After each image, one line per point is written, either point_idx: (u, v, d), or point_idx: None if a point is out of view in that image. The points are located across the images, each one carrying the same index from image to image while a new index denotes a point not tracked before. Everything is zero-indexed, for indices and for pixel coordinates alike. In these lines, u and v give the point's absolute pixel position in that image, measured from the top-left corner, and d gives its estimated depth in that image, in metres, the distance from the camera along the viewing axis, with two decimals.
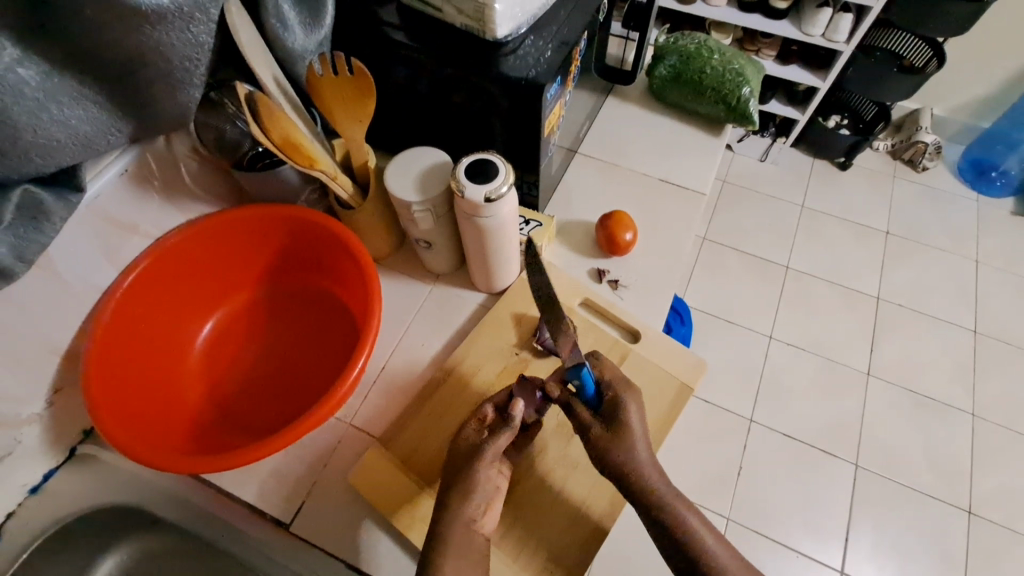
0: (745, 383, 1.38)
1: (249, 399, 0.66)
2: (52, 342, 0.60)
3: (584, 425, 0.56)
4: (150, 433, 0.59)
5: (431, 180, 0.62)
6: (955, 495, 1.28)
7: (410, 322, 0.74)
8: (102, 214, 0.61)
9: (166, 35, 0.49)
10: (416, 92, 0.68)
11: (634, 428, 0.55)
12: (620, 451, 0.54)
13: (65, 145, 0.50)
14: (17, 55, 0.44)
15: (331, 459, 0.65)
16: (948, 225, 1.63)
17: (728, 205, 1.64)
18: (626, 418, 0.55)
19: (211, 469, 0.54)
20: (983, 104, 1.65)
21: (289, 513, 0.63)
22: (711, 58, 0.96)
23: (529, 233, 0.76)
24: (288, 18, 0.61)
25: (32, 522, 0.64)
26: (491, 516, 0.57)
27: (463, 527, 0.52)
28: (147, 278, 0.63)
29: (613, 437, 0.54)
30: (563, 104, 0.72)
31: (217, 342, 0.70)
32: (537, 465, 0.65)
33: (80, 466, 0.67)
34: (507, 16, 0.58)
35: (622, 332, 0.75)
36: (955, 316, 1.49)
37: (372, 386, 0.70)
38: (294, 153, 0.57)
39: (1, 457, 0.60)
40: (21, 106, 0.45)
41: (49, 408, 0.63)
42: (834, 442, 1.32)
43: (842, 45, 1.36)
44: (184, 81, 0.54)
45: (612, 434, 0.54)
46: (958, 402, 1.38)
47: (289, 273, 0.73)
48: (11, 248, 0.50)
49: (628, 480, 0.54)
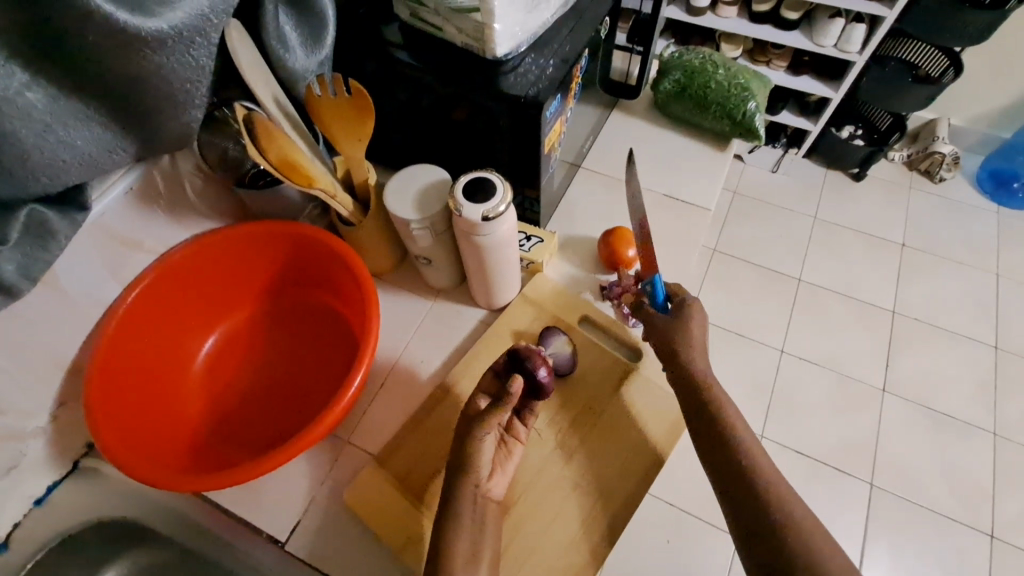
0: (755, 398, 1.36)
1: (249, 414, 0.66)
2: (57, 356, 0.61)
3: (647, 322, 0.64)
4: (150, 447, 0.60)
5: (433, 197, 0.62)
6: (975, 518, 1.24)
7: (410, 338, 0.74)
8: (107, 231, 0.62)
9: (167, 58, 0.50)
10: (418, 112, 0.69)
11: (692, 329, 0.60)
12: (686, 358, 0.59)
13: (70, 164, 0.51)
14: (25, 79, 0.45)
15: (329, 477, 0.65)
16: (967, 238, 1.59)
17: (738, 216, 1.62)
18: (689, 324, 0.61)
19: (209, 486, 0.54)
20: (1003, 114, 1.62)
21: (285, 530, 0.63)
22: (715, 73, 0.94)
23: (530, 249, 0.76)
24: (289, 39, 0.61)
25: (35, 534, 0.65)
26: (500, 480, 0.61)
27: (469, 518, 0.55)
28: (151, 293, 0.63)
29: (676, 329, 0.61)
30: (564, 120, 0.72)
31: (219, 356, 0.71)
32: (535, 488, 0.64)
33: (84, 478, 0.67)
34: (507, 35, 0.59)
35: (626, 349, 0.73)
36: (975, 331, 1.45)
37: (371, 402, 0.69)
38: (292, 173, 0.57)
39: (7, 470, 0.61)
40: (29, 128, 0.46)
41: (53, 422, 0.63)
42: (849, 460, 1.29)
43: (855, 56, 1.34)
44: (186, 102, 0.55)
45: (671, 330, 0.61)
46: (978, 420, 1.34)
47: (291, 287, 0.73)
48: (19, 267, 0.52)
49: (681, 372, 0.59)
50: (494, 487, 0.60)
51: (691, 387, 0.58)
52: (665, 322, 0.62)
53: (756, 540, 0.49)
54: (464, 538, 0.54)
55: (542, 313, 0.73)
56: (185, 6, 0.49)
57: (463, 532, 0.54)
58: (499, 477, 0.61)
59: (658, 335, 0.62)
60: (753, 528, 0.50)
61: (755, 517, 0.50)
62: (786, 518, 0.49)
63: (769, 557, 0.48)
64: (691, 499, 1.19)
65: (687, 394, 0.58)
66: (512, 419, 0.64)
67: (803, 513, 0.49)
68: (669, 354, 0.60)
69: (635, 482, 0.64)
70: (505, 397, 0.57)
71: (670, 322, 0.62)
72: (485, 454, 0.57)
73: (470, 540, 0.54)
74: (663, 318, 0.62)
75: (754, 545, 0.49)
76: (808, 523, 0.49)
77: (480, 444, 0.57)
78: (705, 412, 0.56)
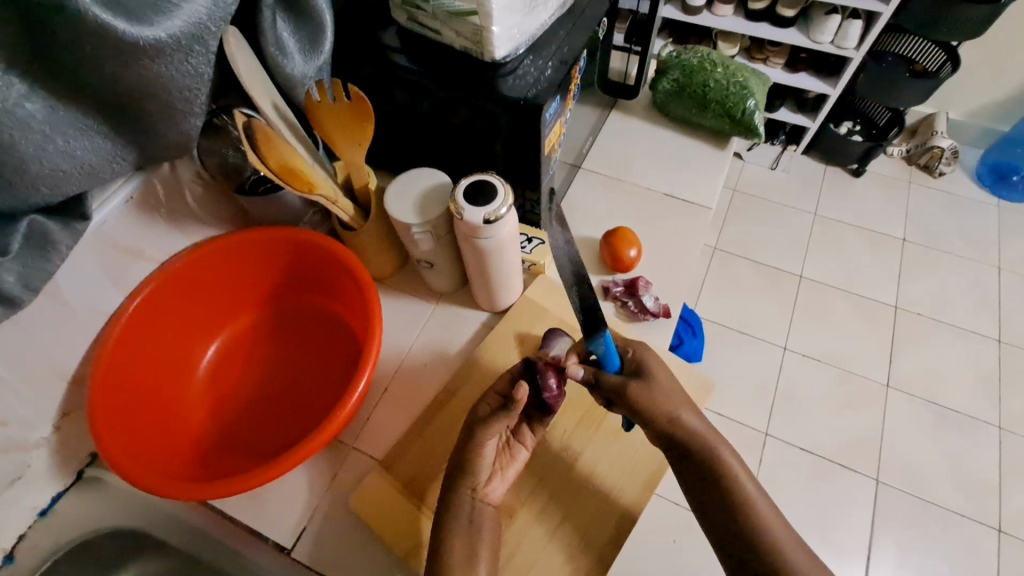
0: (759, 396, 1.36)
1: (253, 422, 0.66)
2: (59, 367, 0.61)
3: (613, 393, 0.57)
4: (154, 457, 0.60)
5: (432, 201, 0.62)
6: (983, 513, 1.23)
7: (413, 344, 0.74)
8: (109, 240, 0.62)
9: (166, 67, 0.50)
10: (417, 116, 0.68)
11: (663, 381, 0.57)
12: (667, 422, 0.55)
13: (70, 174, 0.51)
14: (24, 91, 0.45)
15: (333, 482, 0.65)
16: (968, 232, 1.59)
17: (739, 214, 1.62)
18: (657, 380, 0.57)
19: (213, 495, 0.53)
20: (1001, 107, 1.62)
21: (292, 538, 0.62)
22: (714, 72, 0.95)
23: (532, 251, 0.77)
24: (287, 45, 0.61)
25: (41, 546, 0.65)
26: (501, 483, 0.60)
27: (466, 519, 0.55)
28: (152, 302, 0.63)
29: (647, 390, 0.55)
30: (563, 121, 0.72)
31: (222, 364, 0.70)
32: (539, 493, 0.64)
33: (89, 489, 0.67)
34: (505, 38, 0.59)
35: None
36: (977, 325, 1.45)
37: (375, 408, 0.69)
38: (294, 179, 0.57)
39: (11, 482, 0.60)
40: (27, 140, 0.46)
41: (57, 432, 0.63)
42: (854, 457, 1.29)
43: (852, 52, 1.34)
44: (185, 111, 0.55)
45: (645, 399, 0.55)
46: (983, 415, 1.33)
47: (293, 294, 0.73)
48: (20, 278, 0.51)
49: (666, 428, 0.55)
50: (493, 491, 0.59)
51: (682, 443, 0.55)
52: (634, 390, 0.55)
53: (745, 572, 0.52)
54: (458, 535, 0.55)
55: (544, 316, 0.73)
56: (184, 15, 0.48)
57: (457, 533, 0.55)
58: (499, 479, 0.60)
59: (632, 408, 0.56)
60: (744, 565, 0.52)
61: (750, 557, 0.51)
62: (778, 552, 0.51)
63: None
64: None
65: (675, 442, 0.56)
66: (520, 424, 0.64)
67: (792, 545, 0.51)
68: (649, 420, 0.55)
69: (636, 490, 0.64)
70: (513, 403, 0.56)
71: (640, 388, 0.55)
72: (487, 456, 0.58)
73: (465, 541, 0.55)
74: (631, 384, 0.56)
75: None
76: (795, 551, 0.51)
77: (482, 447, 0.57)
78: (698, 456, 0.55)
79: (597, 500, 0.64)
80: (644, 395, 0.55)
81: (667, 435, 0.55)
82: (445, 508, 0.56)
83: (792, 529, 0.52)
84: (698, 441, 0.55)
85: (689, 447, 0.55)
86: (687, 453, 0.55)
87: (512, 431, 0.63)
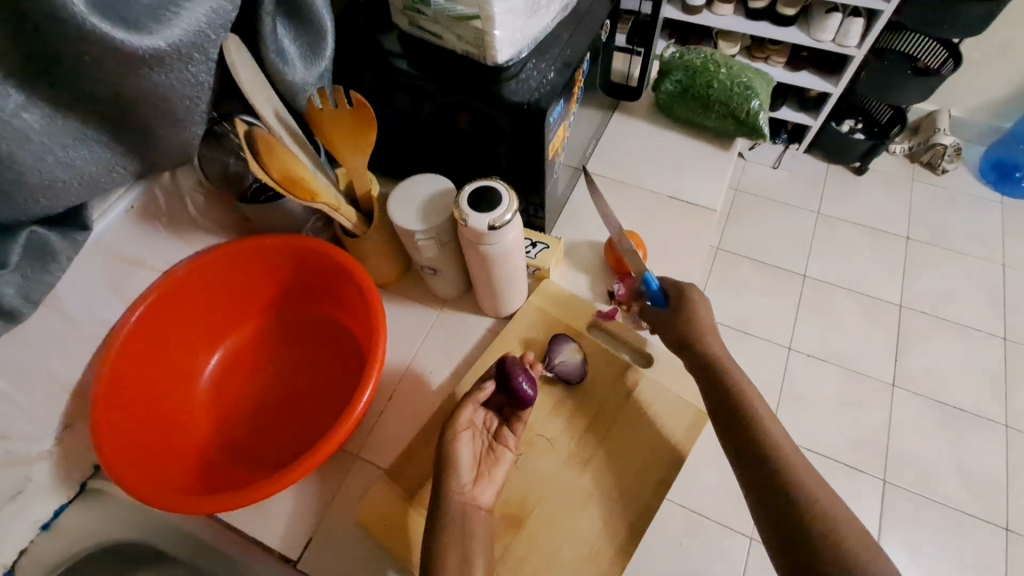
0: (765, 397, 1.35)
1: (258, 432, 0.65)
2: (61, 379, 0.60)
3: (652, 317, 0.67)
4: (159, 469, 0.59)
5: (436, 208, 0.61)
6: (991, 512, 1.22)
7: (417, 350, 0.73)
8: (108, 251, 0.61)
9: (165, 76, 0.49)
10: (421, 122, 0.68)
11: (699, 308, 0.64)
12: (699, 347, 0.63)
13: (69, 184, 0.50)
14: (22, 101, 0.45)
15: (339, 492, 0.64)
16: (972, 229, 1.58)
17: (741, 214, 1.61)
18: (696, 319, 0.64)
19: (217, 508, 0.53)
20: (1003, 104, 1.61)
21: (297, 549, 0.62)
22: (718, 72, 0.94)
23: (536, 256, 0.75)
24: (288, 52, 0.60)
25: (42, 559, 0.63)
26: (487, 488, 0.59)
27: (458, 526, 0.54)
28: (155, 312, 0.63)
29: (683, 313, 0.65)
30: (567, 125, 0.71)
31: (227, 372, 0.70)
32: (548, 501, 0.62)
33: (90, 502, 0.66)
34: (507, 41, 0.58)
35: (634, 356, 0.72)
36: (982, 323, 1.44)
37: (381, 414, 0.69)
38: (296, 188, 0.56)
39: (12, 496, 0.60)
40: (26, 150, 0.46)
41: (59, 445, 0.62)
42: (860, 457, 1.28)
43: (854, 50, 1.33)
44: (186, 118, 0.54)
45: (682, 319, 0.64)
46: (990, 413, 1.33)
47: (297, 302, 0.73)
48: (19, 290, 0.51)
49: (698, 354, 0.63)
50: (481, 494, 0.58)
51: (710, 375, 0.62)
52: (669, 317, 0.65)
53: (778, 513, 0.52)
54: (452, 545, 0.53)
55: (551, 321, 0.72)
56: (183, 23, 0.48)
57: (450, 542, 0.53)
58: (485, 485, 0.59)
59: (671, 333, 0.65)
60: (788, 536, 0.51)
61: (773, 489, 0.53)
62: (811, 503, 0.51)
63: (791, 532, 0.51)
64: (708, 503, 1.18)
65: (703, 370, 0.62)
66: (501, 427, 0.63)
67: (831, 504, 0.51)
68: (682, 345, 0.64)
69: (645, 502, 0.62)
70: (476, 391, 0.61)
71: (679, 313, 0.65)
72: (462, 457, 0.58)
73: (459, 552, 0.53)
74: (663, 313, 0.66)
75: (768, 505, 0.53)
76: (832, 507, 0.51)
77: (456, 446, 0.58)
78: (723, 387, 0.60)
79: (606, 509, 0.62)
80: (682, 317, 0.65)
81: (696, 362, 0.63)
82: (435, 521, 0.55)
83: (824, 482, 0.53)
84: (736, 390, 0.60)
85: (714, 377, 0.61)
86: (714, 388, 0.61)
87: (493, 435, 0.63)
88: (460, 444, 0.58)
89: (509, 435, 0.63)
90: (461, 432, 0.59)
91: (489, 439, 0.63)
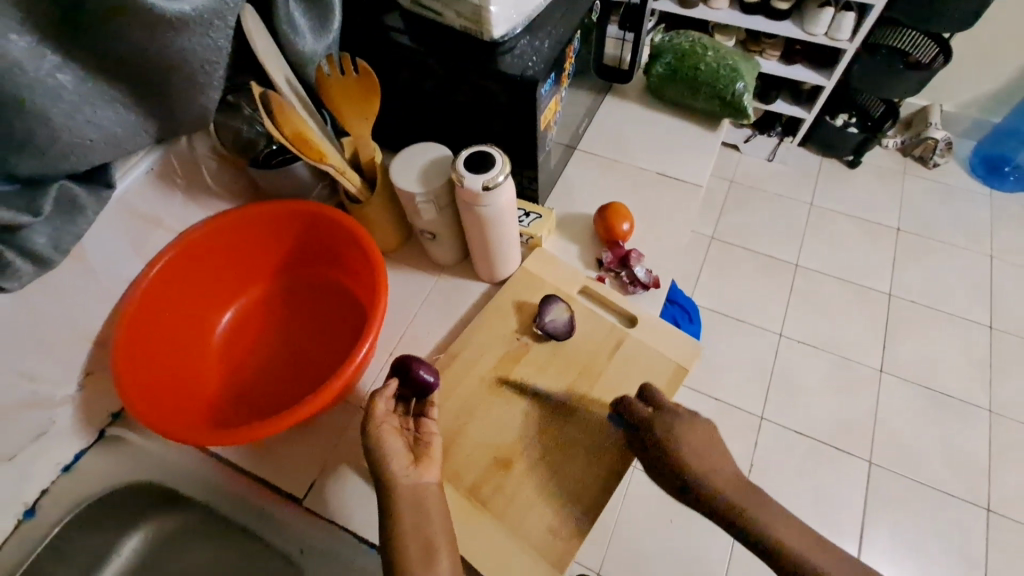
0: (755, 381, 1.39)
1: (265, 384, 0.70)
2: (85, 328, 0.65)
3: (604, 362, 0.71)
4: (175, 411, 0.64)
5: (436, 172, 0.65)
6: (973, 494, 1.27)
7: (416, 312, 0.78)
8: (129, 208, 0.65)
9: (188, 40, 0.54)
10: (422, 95, 0.72)
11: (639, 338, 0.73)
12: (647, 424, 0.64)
13: (97, 143, 0.55)
14: (56, 62, 0.49)
15: (342, 440, 0.68)
16: (962, 222, 1.62)
17: (736, 205, 1.65)
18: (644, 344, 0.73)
19: (230, 442, 0.57)
20: (993, 100, 1.65)
21: (303, 489, 0.67)
22: (705, 55, 0.99)
23: (529, 224, 0.79)
24: (299, 25, 0.65)
25: (62, 499, 0.69)
26: (432, 467, 0.60)
27: (410, 508, 0.56)
28: (171, 269, 0.67)
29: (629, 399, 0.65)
30: (559, 100, 0.75)
31: (236, 329, 0.74)
32: (534, 450, 0.66)
33: (107, 447, 0.72)
34: (503, 17, 0.62)
35: (620, 317, 0.77)
36: (970, 312, 1.48)
37: (382, 368, 0.73)
38: (306, 148, 0.61)
39: (38, 436, 0.65)
40: (58, 108, 0.50)
41: (80, 391, 0.67)
42: (848, 440, 1.32)
43: (846, 44, 1.37)
44: (205, 83, 0.59)
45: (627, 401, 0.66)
46: (975, 399, 1.37)
47: (301, 267, 0.77)
48: (50, 239, 0.55)
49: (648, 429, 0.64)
50: (428, 474, 0.59)
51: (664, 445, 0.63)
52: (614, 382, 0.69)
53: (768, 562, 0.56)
54: (408, 524, 0.55)
55: (542, 285, 0.77)
56: None
57: (406, 519, 0.55)
58: (427, 466, 0.60)
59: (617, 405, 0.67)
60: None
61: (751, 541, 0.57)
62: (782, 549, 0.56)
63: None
64: None
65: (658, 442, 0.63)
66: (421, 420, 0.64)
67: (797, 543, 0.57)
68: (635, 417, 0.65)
69: (597, 473, 0.65)
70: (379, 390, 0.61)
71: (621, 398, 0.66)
72: (392, 447, 0.58)
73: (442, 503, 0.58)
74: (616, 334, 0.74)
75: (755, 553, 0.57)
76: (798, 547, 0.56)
77: (381, 437, 0.58)
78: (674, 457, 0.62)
79: (549, 472, 0.65)
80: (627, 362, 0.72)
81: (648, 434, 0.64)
82: (387, 495, 0.57)
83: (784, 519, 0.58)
84: (681, 463, 0.60)
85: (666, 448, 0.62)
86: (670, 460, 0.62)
87: (415, 428, 0.64)
88: (388, 440, 0.58)
89: (430, 423, 0.64)
90: (381, 428, 0.59)
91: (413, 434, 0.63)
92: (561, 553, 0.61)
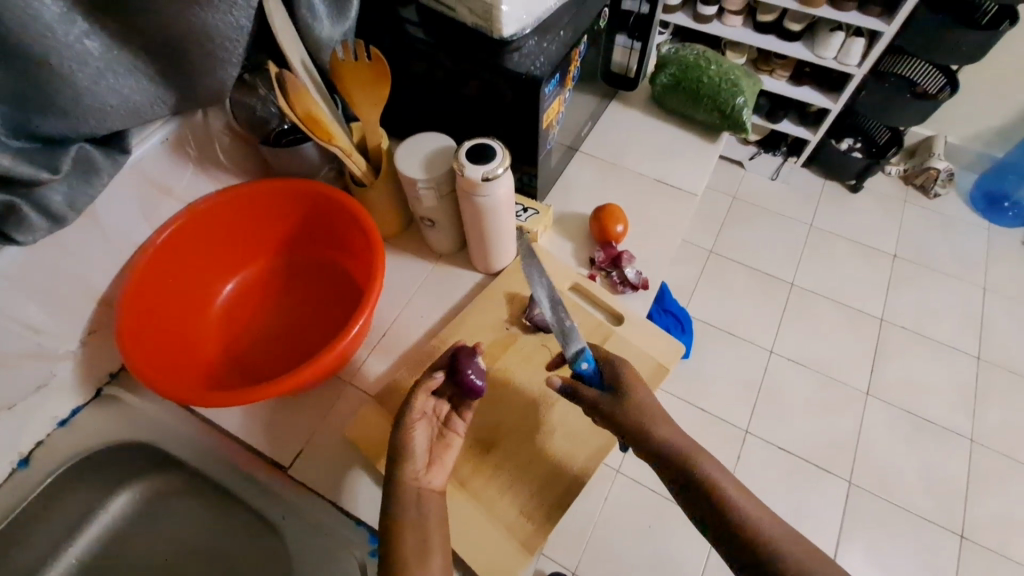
0: (743, 394, 1.41)
1: (262, 355, 0.72)
2: (91, 287, 0.67)
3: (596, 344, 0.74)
4: (174, 371, 0.66)
5: (438, 160, 0.68)
6: (949, 519, 1.28)
7: (410, 296, 0.80)
8: (143, 175, 0.68)
9: (211, 17, 0.56)
10: (432, 86, 0.75)
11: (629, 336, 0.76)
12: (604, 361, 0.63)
13: (117, 109, 0.57)
14: (86, 29, 0.52)
15: (329, 413, 0.71)
16: (959, 252, 1.64)
17: (737, 221, 1.68)
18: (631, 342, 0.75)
19: (225, 402, 0.59)
20: (997, 135, 1.67)
21: (287, 458, 0.69)
22: (708, 68, 1.01)
23: (527, 219, 0.81)
24: (318, 10, 0.67)
25: (57, 451, 0.71)
26: (440, 472, 0.60)
27: (415, 505, 0.55)
28: (180, 236, 0.70)
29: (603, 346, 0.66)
30: (563, 101, 0.78)
31: (237, 301, 0.77)
32: (513, 435, 0.69)
33: (103, 405, 0.74)
34: (513, 17, 0.65)
35: (609, 316, 0.79)
36: (959, 342, 1.50)
37: (373, 348, 0.76)
38: (316, 128, 0.64)
39: (38, 387, 0.67)
40: (84, 73, 0.53)
41: (82, 347, 0.69)
42: (830, 459, 1.34)
43: (854, 69, 1.40)
44: (224, 59, 0.61)
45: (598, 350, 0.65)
46: (957, 427, 1.39)
47: (303, 246, 0.80)
48: (65, 198, 0.58)
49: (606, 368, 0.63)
50: (434, 479, 0.59)
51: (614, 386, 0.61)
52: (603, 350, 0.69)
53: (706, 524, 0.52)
54: (410, 517, 0.54)
55: None
56: None
57: (409, 514, 0.54)
58: (438, 470, 0.60)
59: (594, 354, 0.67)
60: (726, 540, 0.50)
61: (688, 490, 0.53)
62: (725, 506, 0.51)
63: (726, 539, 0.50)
64: None
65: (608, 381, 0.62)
66: (450, 415, 0.65)
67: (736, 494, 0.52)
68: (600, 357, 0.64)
69: (575, 471, 0.67)
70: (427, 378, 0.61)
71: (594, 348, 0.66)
72: (417, 444, 0.59)
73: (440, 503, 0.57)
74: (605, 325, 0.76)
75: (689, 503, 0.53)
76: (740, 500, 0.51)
77: (412, 430, 0.59)
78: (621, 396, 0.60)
79: (530, 458, 0.67)
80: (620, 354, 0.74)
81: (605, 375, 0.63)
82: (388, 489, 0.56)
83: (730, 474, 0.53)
84: (631, 410, 0.58)
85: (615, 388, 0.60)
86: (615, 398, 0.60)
87: (444, 422, 0.64)
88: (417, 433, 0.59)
89: (459, 423, 0.64)
90: (416, 421, 0.60)
91: (439, 426, 0.64)
92: (532, 544, 0.63)
